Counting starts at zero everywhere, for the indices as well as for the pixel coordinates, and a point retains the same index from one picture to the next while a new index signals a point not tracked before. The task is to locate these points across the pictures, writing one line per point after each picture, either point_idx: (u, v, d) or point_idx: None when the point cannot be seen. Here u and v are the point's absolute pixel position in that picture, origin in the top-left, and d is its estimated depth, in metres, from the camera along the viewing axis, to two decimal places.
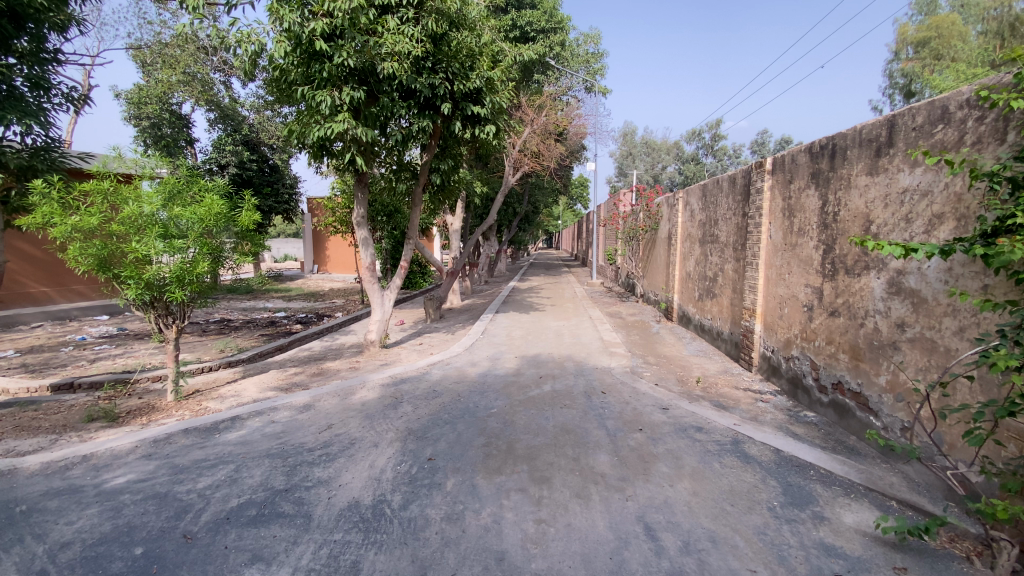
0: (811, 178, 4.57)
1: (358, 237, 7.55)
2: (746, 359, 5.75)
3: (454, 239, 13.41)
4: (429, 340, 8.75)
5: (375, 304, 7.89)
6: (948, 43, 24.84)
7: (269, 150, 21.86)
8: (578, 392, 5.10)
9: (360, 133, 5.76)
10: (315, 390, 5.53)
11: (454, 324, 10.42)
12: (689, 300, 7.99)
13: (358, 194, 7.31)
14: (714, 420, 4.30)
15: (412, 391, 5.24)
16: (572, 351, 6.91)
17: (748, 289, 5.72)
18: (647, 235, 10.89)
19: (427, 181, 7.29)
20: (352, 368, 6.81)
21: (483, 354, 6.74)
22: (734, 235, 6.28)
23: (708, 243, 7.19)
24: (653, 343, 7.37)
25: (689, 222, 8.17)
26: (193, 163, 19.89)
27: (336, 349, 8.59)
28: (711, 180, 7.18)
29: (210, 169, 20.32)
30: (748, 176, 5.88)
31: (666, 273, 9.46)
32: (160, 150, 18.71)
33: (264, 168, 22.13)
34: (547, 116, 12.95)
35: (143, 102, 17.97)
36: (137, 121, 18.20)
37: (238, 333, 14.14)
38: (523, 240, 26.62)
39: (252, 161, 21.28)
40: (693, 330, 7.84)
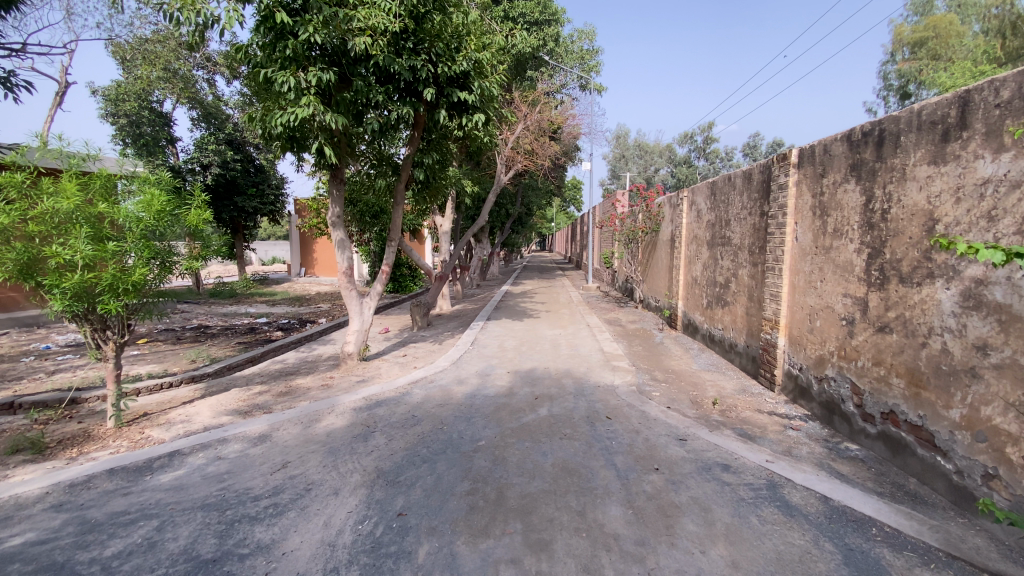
0: (851, 170, 3.94)
1: (333, 239, 6.80)
2: (767, 377, 5.10)
3: (444, 242, 12.71)
4: (413, 352, 8.02)
5: (353, 312, 7.14)
6: (946, 43, 24.56)
7: (254, 149, 21.06)
8: (579, 418, 4.41)
9: (331, 119, 5.05)
10: (276, 415, 4.78)
11: (442, 332, 9.70)
12: (695, 307, 7.34)
13: (333, 191, 6.59)
14: (742, 455, 3.63)
15: (387, 417, 4.53)
16: (571, 364, 6.22)
17: (769, 297, 5.07)
18: (647, 237, 10.25)
19: (410, 176, 6.60)
20: (324, 386, 6.07)
21: (471, 370, 6.04)
22: (750, 236, 5.64)
23: (718, 246, 6.55)
24: (658, 355, 6.70)
25: (695, 222, 7.54)
26: (174, 162, 19.04)
27: (311, 362, 7.83)
28: (721, 177, 6.54)
29: (192, 168, 19.49)
30: (767, 171, 5.25)
31: (668, 278, 8.82)
32: (139, 150, 17.99)
33: (249, 167, 21.28)
34: (541, 113, 12.32)
35: (121, 99, 17.19)
36: (114, 119, 17.41)
37: (213, 342, 13.28)
38: (515, 242, 25.93)
39: (236, 161, 20.47)
40: (700, 340, 7.18)
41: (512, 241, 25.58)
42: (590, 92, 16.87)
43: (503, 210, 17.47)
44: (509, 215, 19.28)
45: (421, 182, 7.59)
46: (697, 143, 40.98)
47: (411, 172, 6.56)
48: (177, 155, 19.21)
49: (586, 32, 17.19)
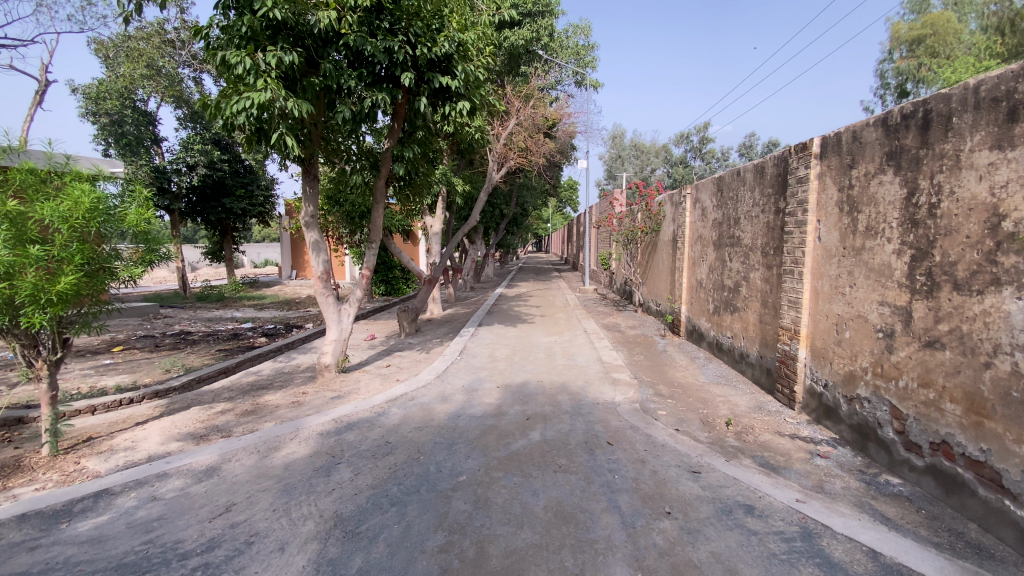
0: (887, 159, 3.41)
1: (308, 241, 6.21)
2: (786, 393, 4.56)
3: (434, 243, 12.15)
4: (398, 361, 7.45)
5: (330, 320, 6.53)
6: (944, 40, 24.14)
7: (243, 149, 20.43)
8: (576, 444, 3.86)
9: (294, 106, 4.47)
10: (231, 442, 4.21)
11: (431, 339, 9.15)
12: (701, 312, 6.81)
13: (304, 189, 6.04)
14: (767, 493, 3.10)
15: (357, 445, 3.97)
16: (567, 377, 5.67)
17: (787, 304, 4.54)
18: (646, 237, 9.73)
19: (390, 172, 6.04)
20: (295, 404, 5.50)
21: (458, 384, 5.48)
22: (764, 236, 5.11)
23: (726, 247, 6.02)
24: (662, 366, 6.16)
25: (699, 221, 7.01)
26: (159, 163, 18.27)
27: (287, 374, 7.25)
28: (728, 171, 6.03)
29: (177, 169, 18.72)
30: (783, 163, 4.72)
31: (670, 281, 8.29)
32: (121, 150, 17.15)
33: (237, 167, 20.71)
34: (535, 108, 11.78)
35: (102, 97, 16.62)
36: (96, 118, 16.77)
37: (192, 350, 12.67)
38: (510, 243, 25.36)
39: (223, 161, 19.82)
40: (706, 348, 6.65)
41: (506, 242, 25.01)
42: (585, 89, 16.38)
43: (497, 210, 16.91)
44: (503, 216, 18.74)
45: (404, 180, 7.01)
46: (693, 142, 40.58)
47: (391, 168, 5.99)
48: (162, 156, 18.38)
49: (581, 28, 16.73)
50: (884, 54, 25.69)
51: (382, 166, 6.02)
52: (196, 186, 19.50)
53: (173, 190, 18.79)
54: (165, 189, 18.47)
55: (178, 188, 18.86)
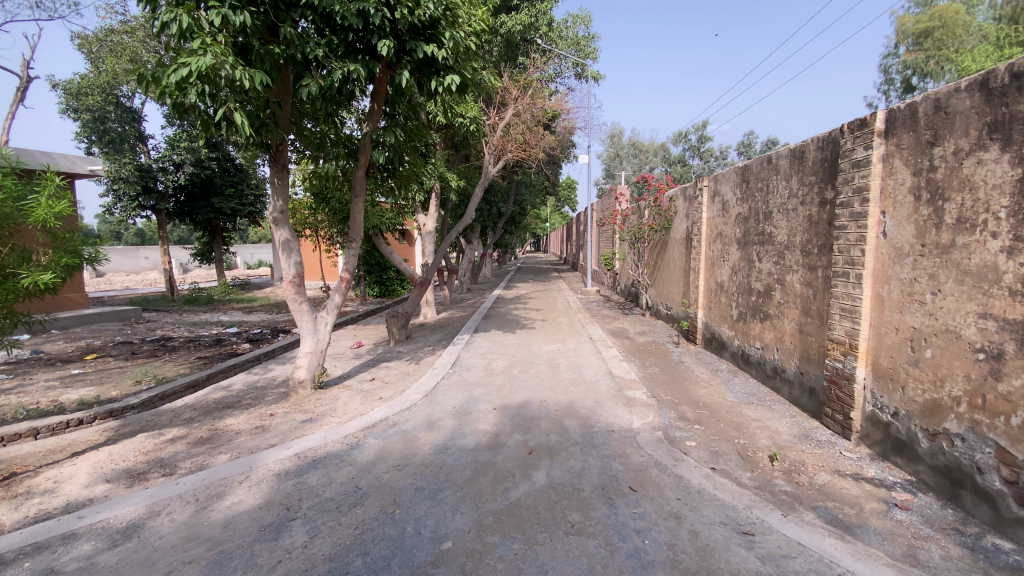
0: (991, 133, 2.70)
1: (277, 239, 5.45)
2: (838, 420, 3.82)
3: (427, 243, 11.41)
4: (383, 374, 6.68)
5: (305, 329, 5.76)
6: (953, 34, 23.45)
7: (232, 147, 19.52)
8: (591, 490, 3.11)
9: (246, 76, 3.75)
10: (167, 486, 3.43)
11: (422, 346, 8.39)
12: (722, 319, 6.08)
13: (271, 180, 5.27)
14: (849, 568, 2.34)
15: (321, 491, 3.22)
16: (574, 395, 4.93)
17: (839, 313, 3.81)
18: (655, 236, 9.00)
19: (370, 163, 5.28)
20: (258, 430, 4.72)
21: (449, 405, 4.73)
22: (805, 232, 4.37)
23: (755, 245, 5.28)
24: (681, 382, 5.40)
25: (718, 216, 6.28)
26: (144, 160, 17.39)
27: (259, 390, 6.47)
28: (757, 159, 5.29)
29: (164, 167, 17.84)
30: (832, 145, 3.99)
31: (683, 282, 7.55)
32: (104, 148, 16.35)
33: (226, 166, 19.84)
34: (534, 98, 11.02)
35: (83, 92, 15.74)
36: (76, 114, 15.94)
37: (170, 358, 11.84)
38: (507, 243, 24.53)
39: (211, 159, 18.96)
40: (729, 359, 5.91)
41: (504, 242, 24.23)
42: (586, 81, 15.64)
43: (494, 207, 16.15)
44: (501, 215, 17.98)
45: (389, 174, 6.19)
46: (693, 139, 39.89)
47: (370, 158, 5.23)
48: (148, 153, 17.54)
49: (581, 18, 15.98)
50: (890, 49, 25.00)
51: (361, 157, 5.27)
52: (183, 184, 18.66)
53: (159, 189, 17.94)
54: (151, 189, 17.61)
55: (164, 187, 18.00)
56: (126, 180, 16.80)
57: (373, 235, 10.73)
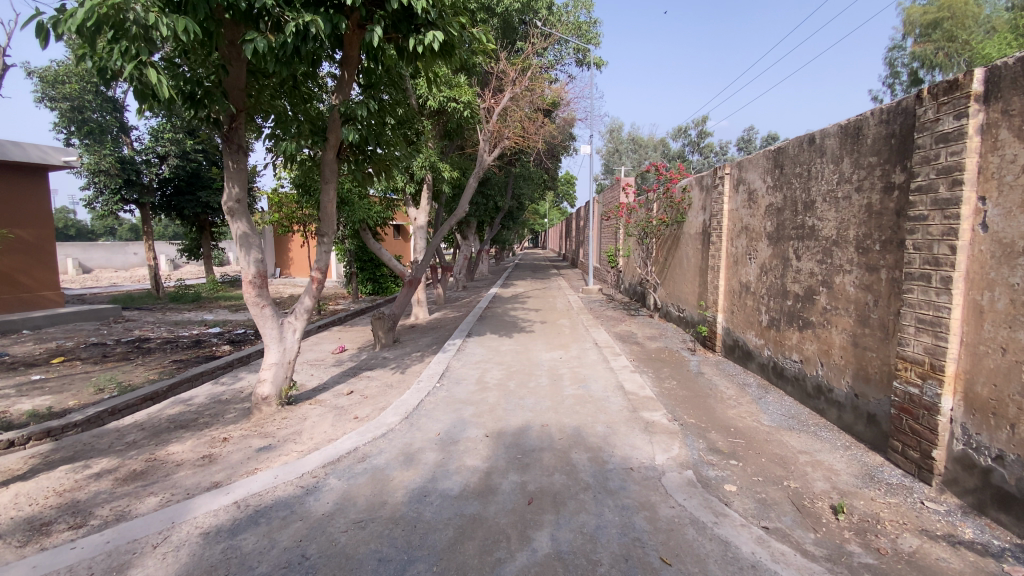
0: None
1: (234, 233, 4.65)
2: (913, 458, 3.08)
3: (418, 237, 10.63)
4: (363, 386, 5.91)
5: (268, 337, 4.98)
6: (961, 24, 22.19)
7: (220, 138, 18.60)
8: (610, 564, 2.35)
9: (165, 23, 3.05)
10: (59, 551, 2.66)
11: (410, 351, 7.61)
12: (748, 325, 5.33)
13: (226, 164, 4.46)
14: None
15: (255, 562, 2.45)
16: (581, 416, 4.18)
17: (913, 326, 3.05)
18: (665, 231, 8.24)
19: (340, 143, 4.49)
20: (204, 461, 3.96)
21: (433, 431, 3.97)
22: (861, 225, 3.61)
23: (791, 241, 4.53)
24: (704, 400, 4.65)
25: (743, 208, 5.53)
26: (126, 152, 16.44)
27: (221, 405, 5.70)
28: (794, 141, 4.52)
29: (148, 159, 16.90)
30: (903, 118, 3.23)
31: (699, 282, 6.80)
32: (83, 138, 15.42)
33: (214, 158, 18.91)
34: (532, 82, 10.20)
35: (60, 80, 14.84)
36: (53, 103, 15.04)
37: (143, 361, 11.04)
38: (505, 239, 23.74)
39: (197, 151, 18.03)
40: (757, 371, 5.17)
41: (501, 237, 23.40)
42: (587, 69, 14.84)
43: (491, 202, 15.36)
44: (499, 209, 17.19)
45: (367, 159, 5.37)
46: (694, 134, 39.13)
47: (339, 137, 4.44)
48: (131, 145, 16.62)
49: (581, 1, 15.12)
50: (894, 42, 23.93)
51: (329, 136, 4.48)
52: (168, 177, 17.70)
53: (144, 182, 16.89)
54: (134, 181, 16.55)
55: (149, 180, 16.95)
56: (107, 172, 15.77)
57: (360, 230, 9.91)
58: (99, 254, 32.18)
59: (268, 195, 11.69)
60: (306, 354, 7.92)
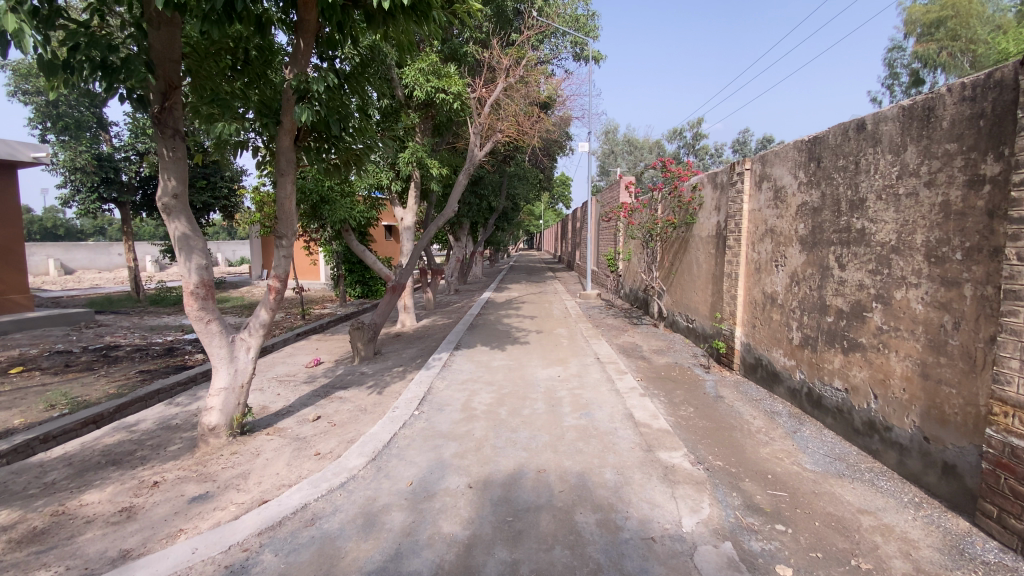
0: None
1: (171, 235, 3.90)
2: (1015, 531, 2.39)
3: (405, 238, 9.89)
4: (334, 409, 5.17)
5: (216, 358, 4.23)
6: (967, 23, 21.52)
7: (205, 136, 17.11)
8: None
9: None
10: None
11: (391, 365, 6.88)
12: (774, 343, 4.64)
13: (160, 151, 3.70)
14: None
15: None
16: (585, 458, 3.44)
17: (1017, 358, 2.38)
18: (673, 233, 7.54)
19: (296, 127, 3.77)
20: (122, 517, 3.22)
21: (405, 478, 3.23)
22: (936, 229, 2.94)
23: (832, 247, 3.85)
24: (728, 433, 3.95)
25: (767, 208, 4.84)
26: (105, 149, 15.56)
27: (167, 434, 4.94)
28: (836, 129, 3.84)
29: (127, 157, 15.98)
30: (998, 94, 2.59)
31: (712, 290, 6.11)
32: (58, 134, 14.58)
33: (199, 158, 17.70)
34: (529, 72, 9.49)
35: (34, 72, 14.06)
36: (28, 97, 14.26)
37: (107, 372, 10.21)
38: (499, 241, 23.07)
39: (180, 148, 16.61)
40: (785, 396, 4.48)
41: (495, 239, 22.65)
42: (585, 63, 14.13)
43: (484, 201, 14.65)
44: (492, 209, 16.49)
45: (332, 148, 4.58)
46: (691, 135, 38.64)
47: (294, 120, 3.71)
48: (109, 142, 15.73)
49: None
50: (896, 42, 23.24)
51: (282, 120, 3.76)
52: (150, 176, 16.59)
53: (123, 181, 15.92)
54: (112, 180, 15.60)
55: (128, 179, 15.99)
56: (84, 170, 14.86)
57: (342, 231, 9.15)
58: (83, 255, 31.09)
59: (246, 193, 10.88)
60: (276, 369, 7.15)
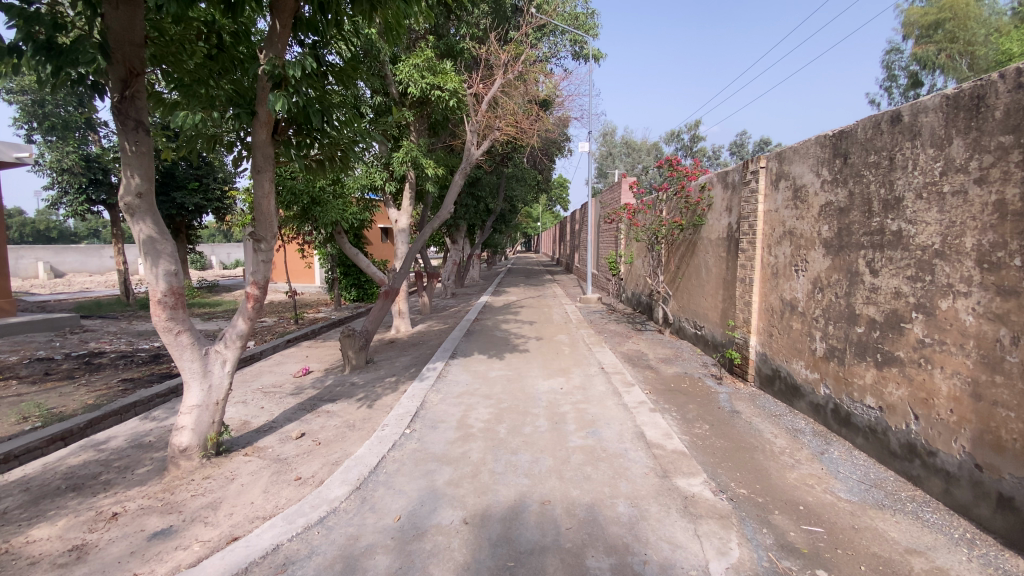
0: None
1: (136, 237, 3.54)
2: None
3: (400, 241, 9.55)
4: (319, 425, 4.80)
5: (187, 373, 3.86)
6: (965, 25, 20.75)
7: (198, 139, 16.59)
8: None
9: None
10: None
11: (384, 375, 6.51)
12: (795, 354, 4.31)
13: (123, 146, 3.38)
14: None
15: None
16: (595, 487, 3.08)
17: None
18: (679, 235, 7.21)
19: (273, 120, 3.41)
20: (71, 557, 2.86)
21: (393, 512, 2.87)
22: (991, 231, 2.61)
23: (862, 251, 3.52)
24: (748, 454, 3.61)
25: (785, 208, 4.51)
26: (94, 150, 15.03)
27: (138, 455, 4.56)
28: (866, 122, 3.51)
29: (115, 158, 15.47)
30: None
31: (723, 296, 5.77)
32: (45, 134, 14.13)
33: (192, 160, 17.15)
34: (528, 68, 9.16)
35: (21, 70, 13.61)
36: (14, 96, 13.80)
37: (89, 380, 9.80)
38: (497, 244, 22.69)
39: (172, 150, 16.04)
40: (806, 412, 4.15)
41: (493, 242, 22.30)
42: (585, 62, 13.80)
43: (482, 203, 14.31)
44: (489, 211, 16.15)
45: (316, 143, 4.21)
46: (688, 137, 38.43)
47: (271, 112, 3.36)
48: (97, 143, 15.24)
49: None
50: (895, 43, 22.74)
51: (258, 111, 3.40)
52: None
53: (112, 182, 15.43)
54: (101, 180, 15.06)
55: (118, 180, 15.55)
56: (71, 170, 14.38)
57: (335, 234, 8.80)
58: (74, 258, 30.58)
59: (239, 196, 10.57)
60: (262, 379, 6.77)
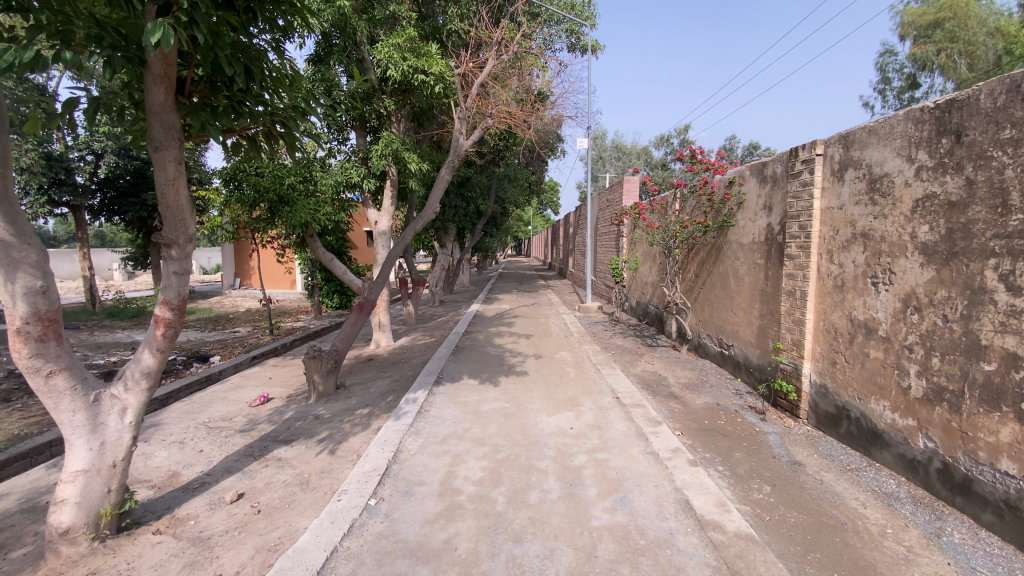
0: None
1: None
2: None
3: (380, 245, 8.52)
4: (264, 482, 3.76)
5: (67, 428, 2.81)
6: (966, 24, 19.39)
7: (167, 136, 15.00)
8: None
9: None
10: None
11: (355, 405, 5.47)
12: (873, 391, 3.37)
13: None
14: None
15: None
16: None
17: None
18: (699, 239, 6.26)
19: (171, 69, 2.42)
20: None
21: None
22: None
23: (995, 260, 2.59)
24: (836, 536, 2.65)
25: (854, 204, 3.59)
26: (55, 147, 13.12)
27: (24, 527, 3.46)
28: (997, 85, 2.61)
29: (80, 156, 13.52)
30: None
31: (761, 311, 4.82)
32: None
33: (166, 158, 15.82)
34: (523, 50, 8.20)
35: None
36: None
37: (24, 403, 8.54)
38: (488, 247, 21.70)
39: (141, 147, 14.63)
40: (895, 466, 3.21)
41: (482, 246, 21.24)
42: (581, 54, 12.74)
43: (472, 205, 13.28)
44: (479, 213, 15.11)
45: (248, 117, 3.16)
46: (679, 140, 37.70)
47: (165, 56, 2.36)
48: (62, 140, 13.20)
49: None
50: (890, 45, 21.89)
51: (146, 58, 2.41)
52: (111, 177, 14.15)
53: (77, 182, 13.52)
54: (64, 181, 13.19)
55: (83, 181, 13.55)
56: (32, 170, 12.31)
57: (306, 237, 7.68)
58: None
59: (206, 195, 9.50)
60: (211, 410, 5.69)
